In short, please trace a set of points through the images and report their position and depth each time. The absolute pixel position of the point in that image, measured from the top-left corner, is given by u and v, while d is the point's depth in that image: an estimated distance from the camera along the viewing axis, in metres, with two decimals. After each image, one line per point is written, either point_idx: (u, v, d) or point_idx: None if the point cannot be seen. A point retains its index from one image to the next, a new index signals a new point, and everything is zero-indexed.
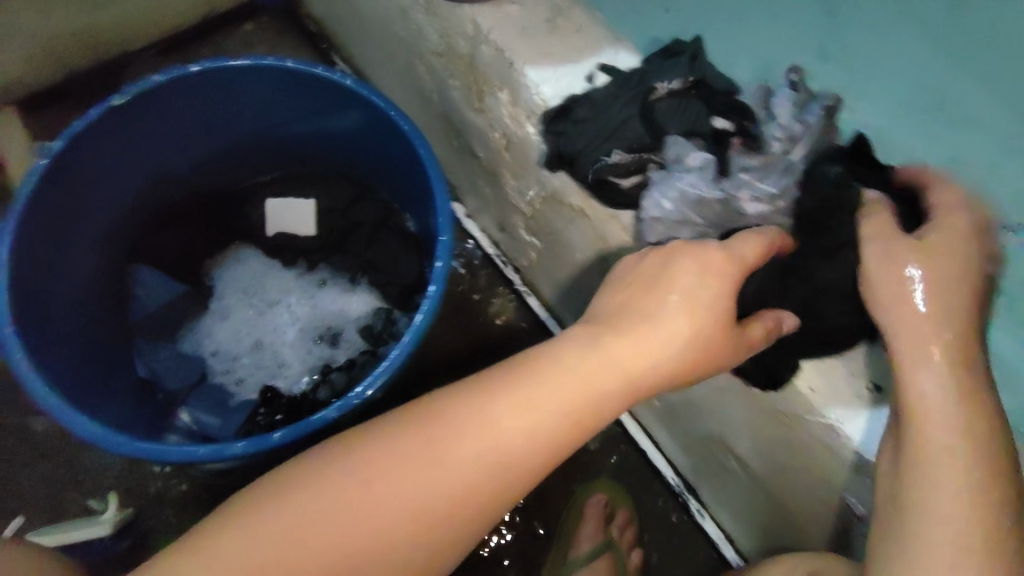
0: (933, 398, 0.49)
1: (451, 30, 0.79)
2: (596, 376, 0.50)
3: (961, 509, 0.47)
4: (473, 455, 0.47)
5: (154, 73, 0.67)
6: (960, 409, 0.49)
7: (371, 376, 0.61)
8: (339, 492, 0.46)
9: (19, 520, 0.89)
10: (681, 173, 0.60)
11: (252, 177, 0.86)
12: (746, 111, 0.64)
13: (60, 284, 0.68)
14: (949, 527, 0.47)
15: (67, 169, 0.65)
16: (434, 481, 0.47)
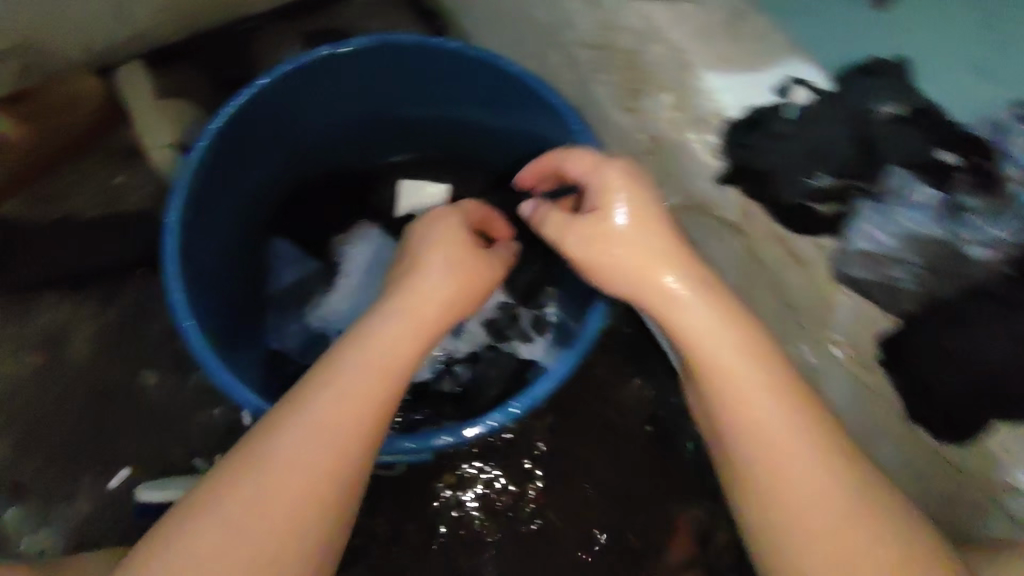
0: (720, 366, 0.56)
1: (613, 23, 0.74)
2: (388, 362, 0.55)
3: (799, 463, 0.53)
4: (356, 381, 0.53)
5: (320, 45, 0.66)
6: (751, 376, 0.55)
7: (530, 391, 0.62)
8: (313, 441, 0.50)
9: (124, 472, 0.91)
10: (904, 207, 0.61)
11: (386, 156, 0.85)
12: (981, 140, 0.63)
13: (207, 252, 0.68)
14: (829, 498, 0.51)
15: (228, 138, 0.66)
16: (307, 443, 0.50)
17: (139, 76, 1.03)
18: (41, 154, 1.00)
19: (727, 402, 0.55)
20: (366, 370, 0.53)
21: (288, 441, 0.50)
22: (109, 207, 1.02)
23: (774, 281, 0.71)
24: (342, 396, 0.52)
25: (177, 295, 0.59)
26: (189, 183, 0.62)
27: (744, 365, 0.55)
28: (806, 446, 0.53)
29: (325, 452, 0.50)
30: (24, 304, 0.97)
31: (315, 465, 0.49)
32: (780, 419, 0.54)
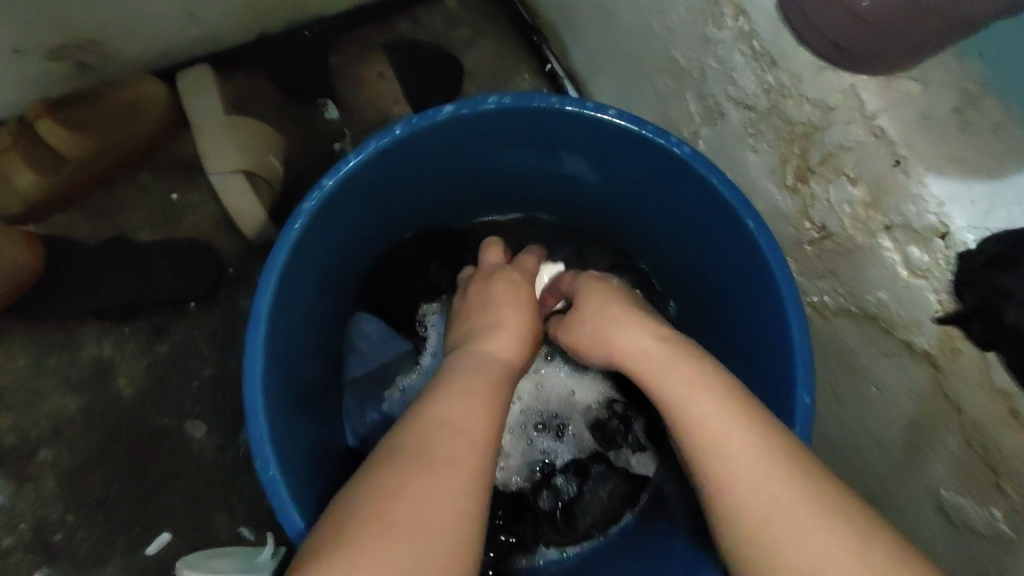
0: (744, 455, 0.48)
1: (793, 89, 0.61)
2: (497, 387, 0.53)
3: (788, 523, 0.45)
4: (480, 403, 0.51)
5: (447, 104, 0.57)
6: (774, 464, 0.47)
7: None
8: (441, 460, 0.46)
9: (164, 537, 0.81)
10: None
11: (481, 216, 0.76)
12: None
13: (287, 339, 0.57)
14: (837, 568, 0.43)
15: (327, 210, 0.58)
16: (443, 461, 0.46)
17: (203, 85, 0.91)
18: (99, 167, 0.90)
19: (740, 477, 0.47)
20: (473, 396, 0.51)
21: (420, 460, 0.46)
22: (165, 230, 0.92)
23: (971, 430, 0.57)
24: (465, 417, 0.49)
25: (256, 405, 0.51)
26: (282, 266, 0.54)
27: (770, 460, 0.47)
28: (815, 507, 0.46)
29: (460, 468, 0.46)
30: (67, 335, 0.87)
31: (455, 483, 0.45)
32: (771, 479, 0.46)
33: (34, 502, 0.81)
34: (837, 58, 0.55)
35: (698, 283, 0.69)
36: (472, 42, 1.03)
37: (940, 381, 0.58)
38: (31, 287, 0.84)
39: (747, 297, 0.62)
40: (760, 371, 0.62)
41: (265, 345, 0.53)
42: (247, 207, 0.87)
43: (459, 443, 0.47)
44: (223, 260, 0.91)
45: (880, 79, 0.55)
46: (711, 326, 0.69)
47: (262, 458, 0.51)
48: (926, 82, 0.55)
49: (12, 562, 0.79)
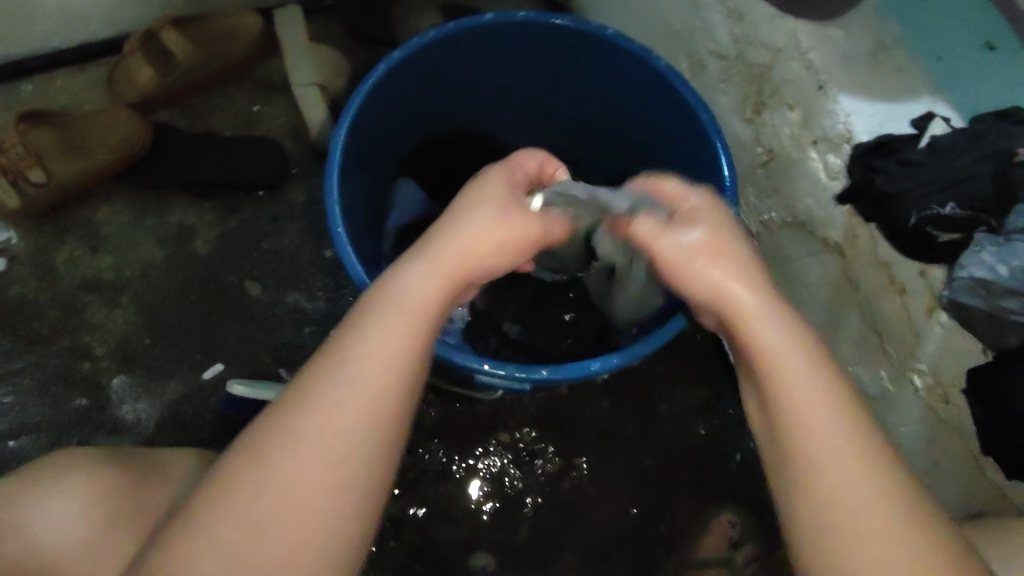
0: (797, 369, 0.54)
1: (754, 37, 0.78)
2: (408, 327, 0.57)
3: (812, 434, 0.52)
4: (389, 348, 0.56)
5: (489, 13, 0.75)
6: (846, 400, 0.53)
7: (631, 350, 0.65)
8: (321, 412, 0.54)
9: (218, 367, 1.00)
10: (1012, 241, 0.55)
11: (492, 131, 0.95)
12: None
13: (350, 176, 0.77)
14: (854, 490, 0.50)
15: (390, 86, 0.77)
16: (330, 419, 0.54)
17: (294, 18, 1.12)
18: (200, 75, 1.11)
19: (798, 383, 0.53)
20: (378, 337, 0.56)
21: (316, 405, 0.54)
22: (246, 131, 1.13)
23: (864, 304, 0.74)
24: (368, 366, 0.55)
25: (333, 201, 0.72)
26: (356, 115, 0.75)
27: (829, 414, 0.52)
28: (834, 427, 0.52)
29: (335, 423, 0.53)
30: (159, 200, 1.07)
31: (328, 432, 0.53)
32: (825, 401, 0.53)
33: (121, 324, 1.00)
34: (782, 4, 0.72)
35: None
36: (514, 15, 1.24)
37: (845, 267, 0.75)
38: (140, 158, 1.06)
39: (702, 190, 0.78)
40: None
41: (338, 161, 0.73)
42: (315, 115, 1.07)
43: (350, 398, 0.54)
44: (289, 161, 1.11)
45: (816, 24, 0.71)
46: None
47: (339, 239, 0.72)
48: (850, 31, 0.72)
49: (99, 367, 0.98)
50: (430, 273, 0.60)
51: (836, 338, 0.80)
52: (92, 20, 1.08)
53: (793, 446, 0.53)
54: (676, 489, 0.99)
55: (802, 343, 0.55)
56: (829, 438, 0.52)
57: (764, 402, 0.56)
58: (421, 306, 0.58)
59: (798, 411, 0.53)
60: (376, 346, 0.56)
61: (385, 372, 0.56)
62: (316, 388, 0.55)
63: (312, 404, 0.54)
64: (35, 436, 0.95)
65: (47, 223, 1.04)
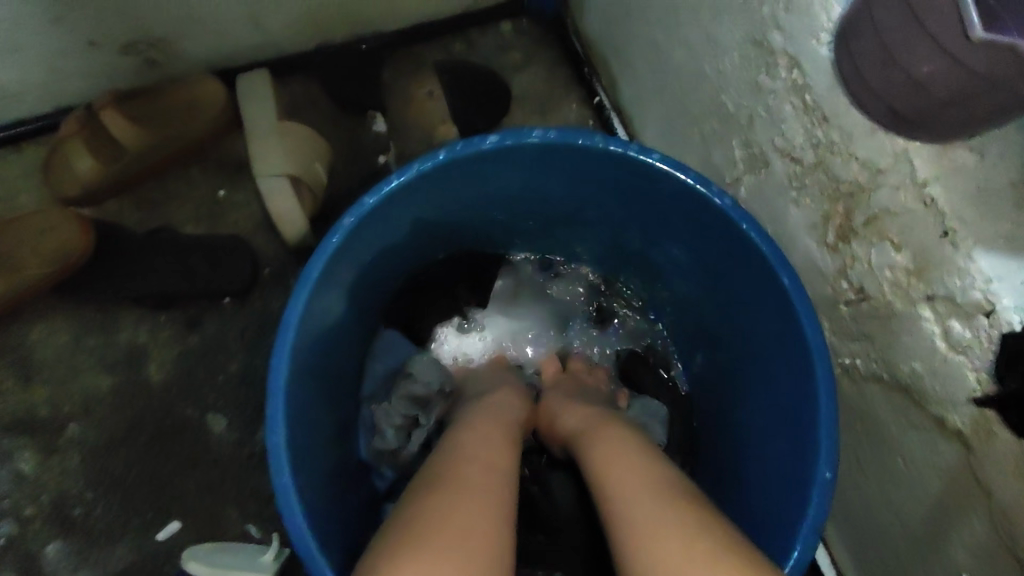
0: (620, 477, 0.51)
1: (842, 146, 0.59)
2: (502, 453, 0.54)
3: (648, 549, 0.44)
4: (496, 464, 0.51)
5: (488, 136, 0.60)
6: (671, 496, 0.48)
7: None
8: (452, 523, 0.43)
9: (174, 525, 0.83)
10: None
11: (502, 249, 0.80)
12: None
13: (311, 342, 0.61)
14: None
15: (365, 230, 0.62)
16: (472, 531, 0.42)
17: (261, 90, 0.93)
18: (152, 161, 0.93)
19: (625, 483, 0.50)
20: (480, 461, 0.51)
21: (453, 522, 0.43)
22: (207, 224, 0.95)
23: (1001, 519, 0.55)
24: (495, 477, 0.50)
25: (275, 410, 0.54)
26: (317, 274, 0.59)
27: (662, 503, 0.47)
28: (665, 518, 0.45)
29: (475, 530, 0.43)
30: (104, 317, 0.90)
31: (471, 543, 0.42)
32: (654, 493, 0.48)
33: (58, 475, 0.84)
34: (892, 121, 0.52)
35: (727, 336, 0.70)
36: (524, 68, 1.05)
37: (971, 464, 0.56)
38: (82, 266, 0.89)
39: (783, 359, 0.62)
40: (782, 436, 0.63)
41: (292, 344, 0.57)
42: (291, 213, 0.89)
43: (484, 507, 0.45)
44: (260, 262, 0.93)
45: (935, 146, 0.52)
46: (734, 388, 0.71)
47: (278, 467, 0.54)
48: (985, 152, 0.52)
49: (30, 530, 0.82)
50: (492, 424, 0.58)
51: (951, 540, 0.61)
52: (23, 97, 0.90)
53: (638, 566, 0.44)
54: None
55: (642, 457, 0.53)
56: (661, 531, 0.45)
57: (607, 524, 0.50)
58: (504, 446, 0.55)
59: (625, 511, 0.48)
60: (472, 468, 0.50)
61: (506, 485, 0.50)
62: (436, 502, 0.45)
63: (442, 523, 0.42)
64: None
65: None
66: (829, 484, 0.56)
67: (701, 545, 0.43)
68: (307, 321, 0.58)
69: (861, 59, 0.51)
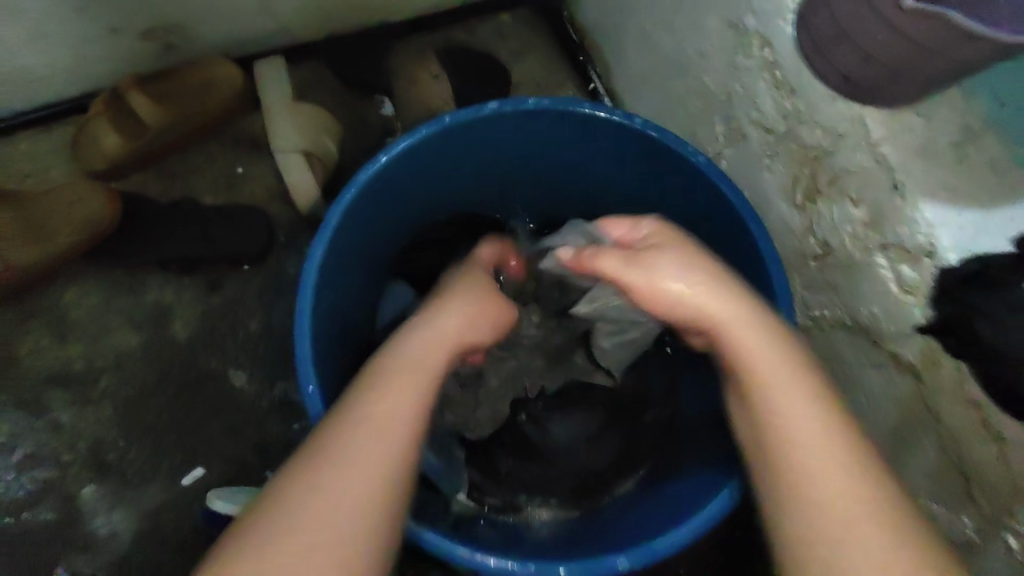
0: (783, 379, 0.49)
1: (808, 115, 0.65)
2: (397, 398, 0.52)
3: (826, 490, 0.45)
4: (380, 418, 0.50)
5: (490, 101, 0.66)
6: (844, 435, 0.47)
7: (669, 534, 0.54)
8: (299, 504, 0.45)
9: (199, 470, 0.90)
10: None
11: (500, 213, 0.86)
12: None
13: (330, 289, 0.67)
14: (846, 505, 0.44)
15: (378, 186, 0.68)
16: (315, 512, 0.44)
17: (275, 71, 1.00)
18: (173, 137, 0.99)
19: (795, 409, 0.48)
20: (366, 417, 0.50)
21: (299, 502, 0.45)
22: (225, 196, 1.02)
23: (946, 442, 0.62)
24: (372, 438, 0.49)
25: (304, 348, 0.60)
26: (337, 224, 0.65)
27: (838, 447, 0.46)
28: (842, 469, 0.45)
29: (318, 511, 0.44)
30: (133, 280, 0.97)
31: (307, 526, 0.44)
32: (831, 436, 0.47)
33: (92, 424, 0.91)
34: (846, 88, 0.59)
35: None
36: (522, 53, 1.11)
37: (921, 393, 0.63)
38: (110, 234, 0.95)
39: None
40: None
41: (314, 286, 0.63)
42: (306, 185, 0.95)
43: (341, 481, 0.46)
44: (275, 229, 1.00)
45: (887, 111, 0.59)
46: None
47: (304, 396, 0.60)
48: (931, 116, 0.59)
49: (68, 474, 0.89)
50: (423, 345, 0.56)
51: (905, 467, 0.68)
52: (52, 79, 0.96)
53: (802, 498, 0.46)
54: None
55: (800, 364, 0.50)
56: (832, 481, 0.45)
57: (757, 437, 0.50)
58: (410, 387, 0.53)
59: (796, 446, 0.47)
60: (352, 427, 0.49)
61: (384, 446, 0.49)
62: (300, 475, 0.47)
63: (290, 503, 0.45)
64: None
65: (8, 310, 0.94)
66: None
67: (866, 504, 0.44)
68: (328, 266, 0.65)
69: (818, 32, 0.58)
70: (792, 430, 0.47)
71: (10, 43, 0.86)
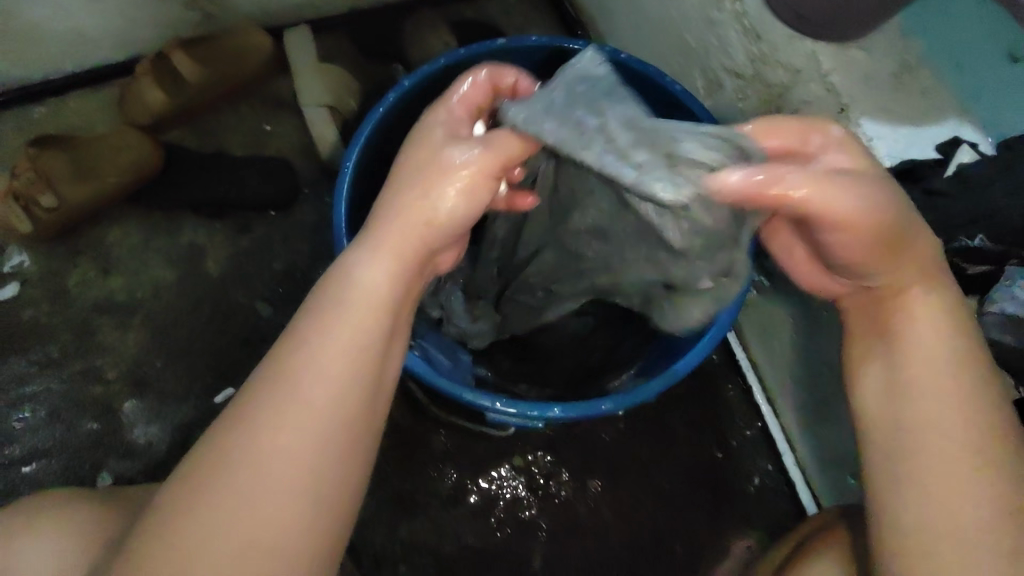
0: (927, 345, 0.57)
1: (771, 57, 0.76)
2: (338, 340, 0.53)
3: (942, 444, 0.55)
4: (320, 364, 0.52)
5: (501, 37, 0.76)
6: (974, 404, 0.55)
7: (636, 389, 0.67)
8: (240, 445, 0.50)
9: (229, 390, 1.00)
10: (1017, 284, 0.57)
11: None
12: None
13: (357, 202, 0.77)
14: (963, 462, 0.54)
15: (400, 112, 0.77)
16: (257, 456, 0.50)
17: (305, 38, 1.11)
18: (210, 96, 1.10)
19: (941, 375, 0.56)
20: (299, 366, 0.52)
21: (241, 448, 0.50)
22: (254, 151, 1.12)
23: None
24: (308, 384, 0.52)
25: (342, 240, 0.71)
26: (364, 143, 0.74)
27: (966, 412, 0.55)
28: (959, 432, 0.55)
29: (254, 453, 0.50)
30: (170, 222, 1.07)
31: (246, 466, 0.50)
32: (965, 408, 0.55)
33: (133, 348, 1.00)
34: (800, 25, 0.70)
35: None
36: (525, 29, 1.23)
37: None
38: (153, 178, 1.06)
39: None
40: None
41: (347, 191, 0.73)
42: (322, 134, 1.06)
43: (278, 431, 0.50)
44: (300, 180, 1.10)
45: (835, 45, 0.69)
46: None
47: None
48: (872, 51, 0.69)
49: (112, 390, 0.98)
50: (382, 259, 0.55)
51: None
52: (103, 41, 1.07)
53: (923, 442, 0.56)
54: (697, 514, 0.97)
55: (956, 326, 0.57)
56: (952, 442, 0.55)
57: (894, 383, 0.59)
58: (355, 326, 0.54)
59: (931, 402, 0.56)
60: (287, 372, 0.52)
61: (318, 394, 0.51)
62: (241, 417, 0.51)
63: (230, 448, 0.50)
64: (49, 460, 0.96)
65: (57, 246, 1.04)
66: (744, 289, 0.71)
67: (985, 467, 0.54)
68: (356, 179, 0.75)
69: None
70: (940, 399, 0.56)
71: (71, 4, 0.97)
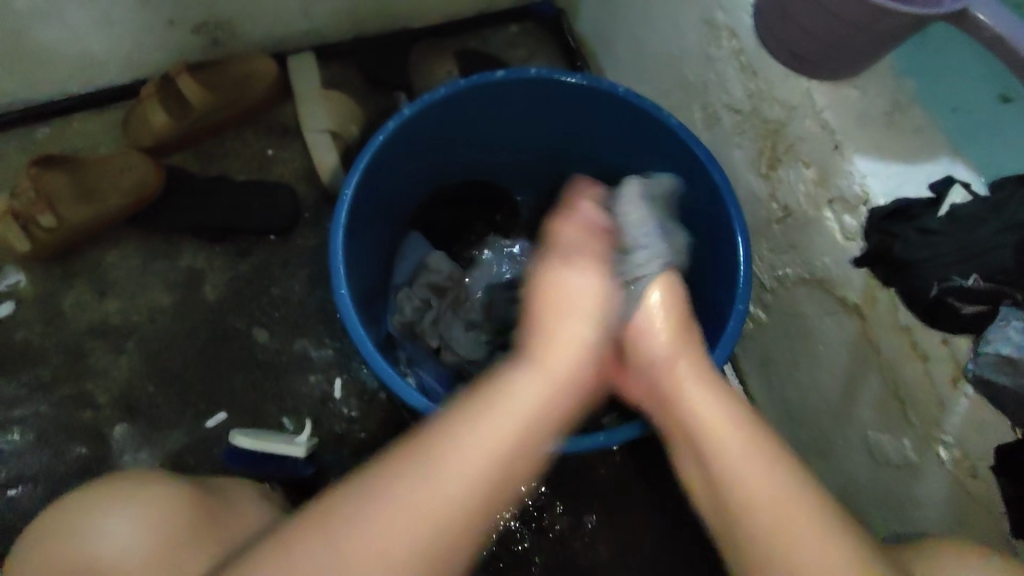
0: (715, 413, 0.57)
1: (768, 94, 0.78)
2: (503, 428, 0.53)
3: (753, 493, 0.52)
4: (483, 446, 0.51)
5: (500, 69, 0.76)
6: (755, 445, 0.54)
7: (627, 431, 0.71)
8: (379, 504, 0.49)
9: (222, 416, 0.99)
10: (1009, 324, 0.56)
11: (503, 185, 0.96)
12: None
13: (356, 227, 0.78)
14: (776, 500, 0.51)
15: (400, 139, 0.78)
16: (401, 518, 0.49)
17: (311, 65, 1.14)
18: (214, 121, 1.11)
19: (725, 431, 0.55)
20: (463, 448, 0.51)
21: (388, 513, 0.49)
22: (255, 176, 1.13)
23: (886, 370, 0.71)
24: (470, 462, 0.51)
25: (339, 269, 0.72)
26: (364, 170, 0.75)
27: (739, 437, 0.54)
28: (748, 461, 0.53)
29: (409, 515, 0.49)
30: (169, 246, 1.07)
31: (394, 526, 0.49)
32: (749, 444, 0.54)
33: (126, 371, 1.00)
34: (795, 63, 0.71)
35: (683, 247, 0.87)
36: (528, 61, 1.25)
37: (865, 329, 0.72)
38: (154, 201, 1.06)
39: (720, 253, 0.78)
40: (715, 321, 0.80)
41: (345, 218, 0.74)
42: (326, 160, 1.07)
43: (432, 502, 0.49)
44: (300, 205, 1.11)
45: (830, 83, 0.71)
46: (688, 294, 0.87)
47: (343, 308, 0.72)
48: (867, 90, 0.70)
49: (101, 415, 0.97)
50: (538, 373, 0.56)
51: (858, 403, 0.77)
52: (111, 65, 1.09)
53: (727, 493, 0.53)
54: (695, 551, 0.95)
55: (725, 400, 0.58)
56: (756, 484, 0.52)
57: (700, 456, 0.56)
58: (514, 416, 0.53)
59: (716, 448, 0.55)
60: (451, 443, 0.51)
61: (472, 476, 0.50)
62: (384, 481, 0.50)
63: (375, 503, 0.49)
64: (34, 484, 0.94)
65: (55, 268, 1.04)
66: (737, 326, 0.72)
67: (832, 536, 0.49)
68: (355, 204, 0.75)
69: (770, 18, 0.71)
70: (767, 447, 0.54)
71: (81, 28, 0.99)
